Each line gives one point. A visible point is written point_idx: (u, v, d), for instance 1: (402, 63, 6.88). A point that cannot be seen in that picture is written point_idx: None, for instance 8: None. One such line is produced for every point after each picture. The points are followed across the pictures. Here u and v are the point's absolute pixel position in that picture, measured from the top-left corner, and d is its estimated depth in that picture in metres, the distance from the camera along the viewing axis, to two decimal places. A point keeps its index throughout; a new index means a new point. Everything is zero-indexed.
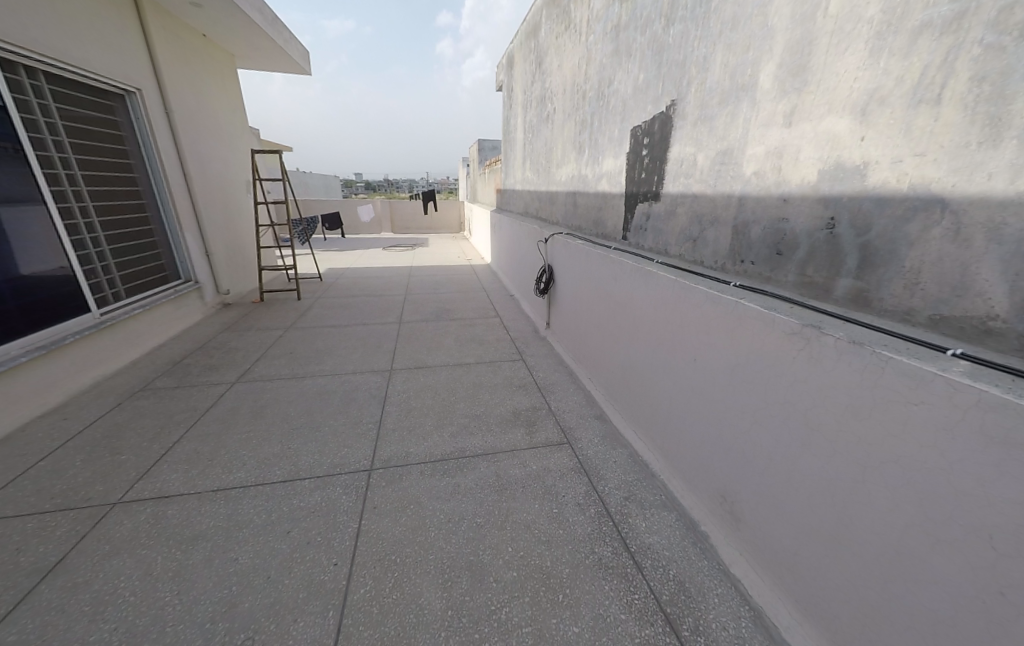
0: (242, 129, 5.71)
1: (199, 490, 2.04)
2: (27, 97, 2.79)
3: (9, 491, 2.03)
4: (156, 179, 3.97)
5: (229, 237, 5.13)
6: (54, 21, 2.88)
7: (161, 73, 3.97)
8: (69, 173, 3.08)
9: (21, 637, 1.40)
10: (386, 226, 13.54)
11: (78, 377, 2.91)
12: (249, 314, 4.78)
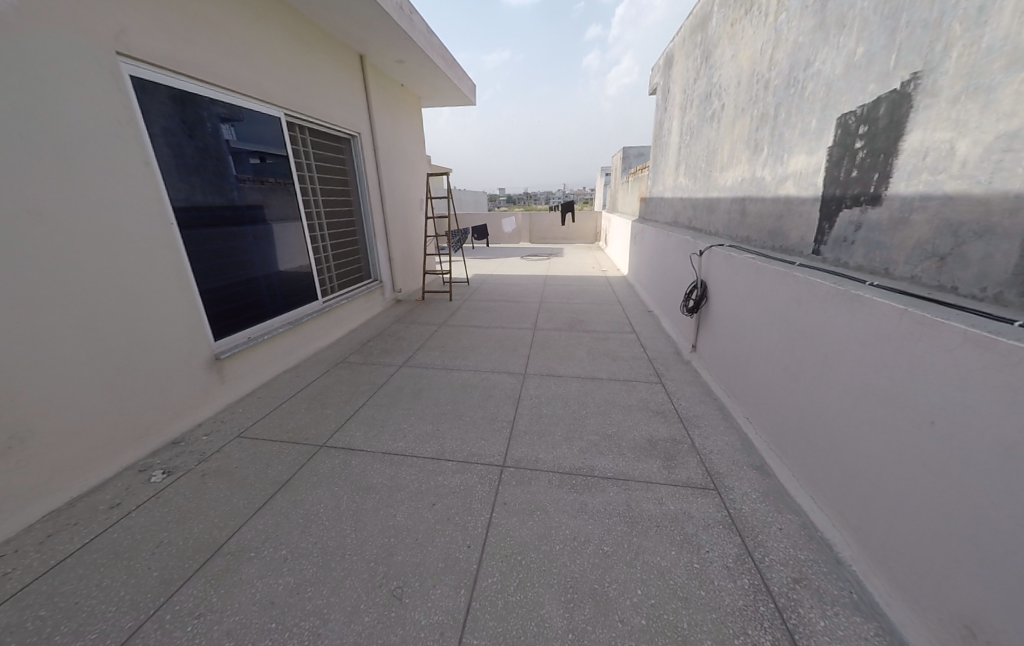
0: (422, 156, 6.82)
1: (372, 450, 2.47)
2: (299, 147, 3.85)
3: (265, 420, 2.81)
4: (362, 201, 5.02)
5: (404, 246, 6.16)
6: (315, 88, 3.92)
7: (373, 118, 5.02)
8: (317, 200, 4.15)
9: (263, 527, 1.90)
10: (525, 237, 14.30)
11: (305, 347, 3.88)
12: (414, 310, 5.63)
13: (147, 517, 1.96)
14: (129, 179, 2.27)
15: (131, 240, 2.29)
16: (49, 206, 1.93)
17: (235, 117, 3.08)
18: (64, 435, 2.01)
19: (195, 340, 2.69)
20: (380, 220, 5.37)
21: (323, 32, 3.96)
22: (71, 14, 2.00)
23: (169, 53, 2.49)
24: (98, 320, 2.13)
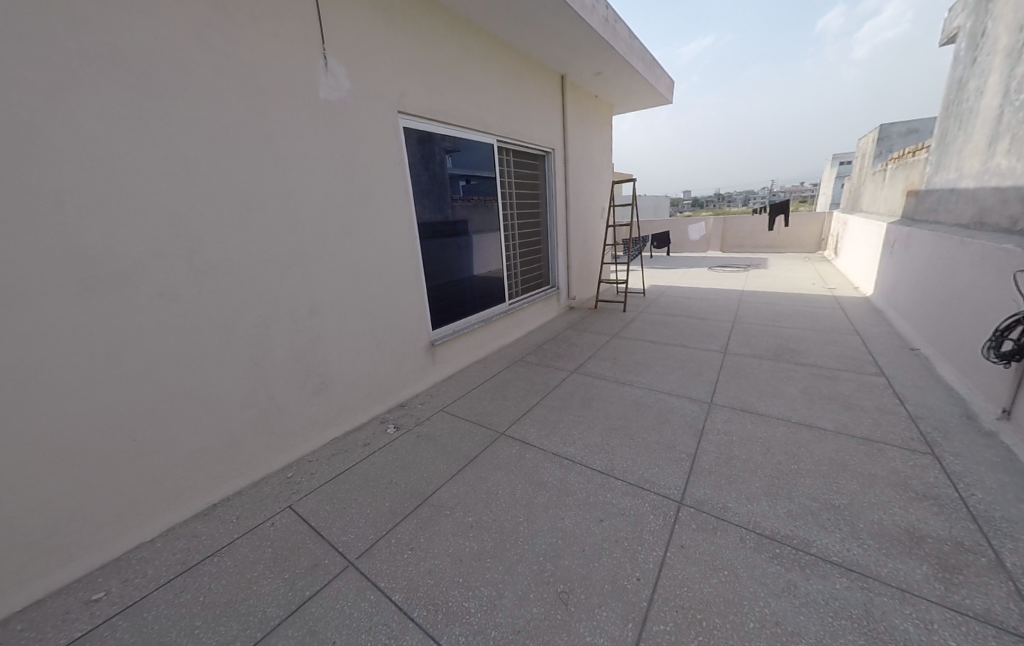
0: (609, 165, 6.88)
1: (544, 448, 2.62)
2: (505, 169, 4.40)
3: (462, 401, 3.34)
4: (550, 212, 5.38)
5: (583, 254, 6.31)
6: (522, 114, 4.43)
7: (567, 134, 5.32)
8: (514, 213, 4.69)
9: (456, 492, 2.26)
10: (714, 244, 12.52)
11: (493, 342, 4.43)
12: (588, 318, 5.72)
13: (384, 459, 2.60)
14: (399, 204, 3.07)
15: (394, 249, 3.08)
16: (356, 227, 2.77)
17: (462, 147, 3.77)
18: (345, 386, 2.85)
19: (420, 328, 3.42)
20: (564, 229, 5.65)
21: (531, 63, 4.46)
22: (380, 89, 2.83)
23: (428, 104, 3.23)
24: (371, 307, 2.96)
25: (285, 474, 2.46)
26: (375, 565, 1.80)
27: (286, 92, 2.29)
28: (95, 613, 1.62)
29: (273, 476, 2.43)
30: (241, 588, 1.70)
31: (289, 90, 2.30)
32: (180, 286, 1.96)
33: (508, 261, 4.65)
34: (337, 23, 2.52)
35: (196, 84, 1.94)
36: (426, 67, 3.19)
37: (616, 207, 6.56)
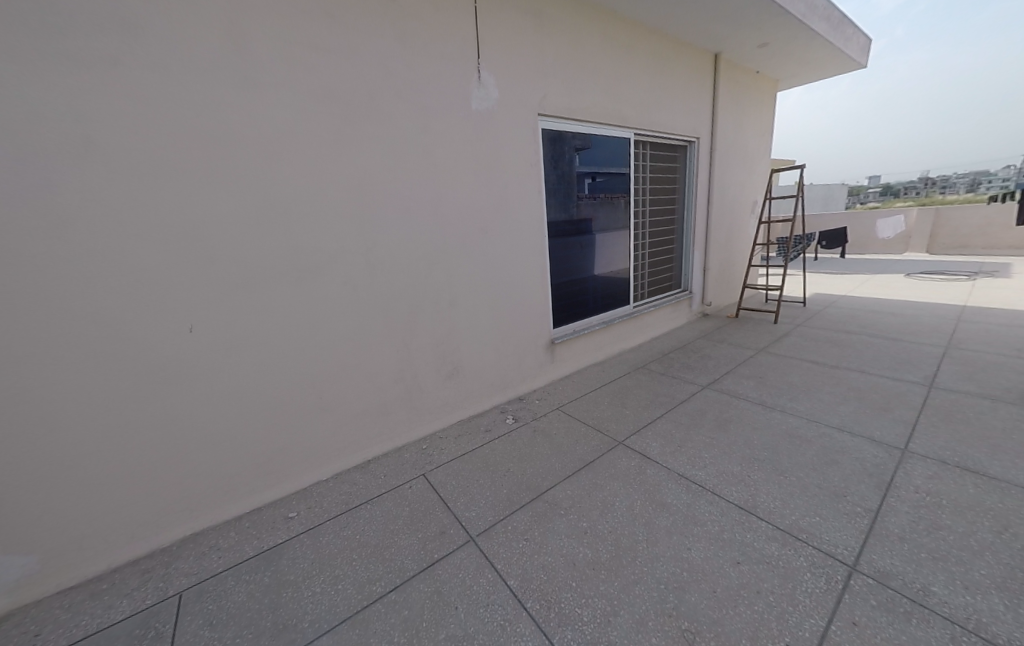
0: (766, 152, 5.92)
1: (668, 467, 2.40)
2: (640, 163, 4.15)
3: (578, 403, 3.29)
4: (687, 208, 4.88)
5: (725, 255, 5.57)
6: (665, 103, 4.12)
7: (716, 119, 4.75)
8: (647, 211, 4.42)
9: (570, 494, 2.23)
10: (917, 245, 9.69)
11: (614, 346, 4.26)
12: (727, 328, 5.05)
13: (503, 447, 2.73)
14: (532, 204, 3.17)
15: (524, 247, 3.20)
16: (493, 228, 2.97)
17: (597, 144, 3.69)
18: (473, 373, 3.09)
19: (542, 325, 3.50)
20: (703, 227, 5.07)
21: (679, 47, 4.11)
22: (524, 95, 2.96)
23: (567, 103, 3.25)
24: (500, 303, 3.13)
25: (420, 446, 2.79)
26: (492, 546, 1.90)
27: (445, 107, 2.57)
28: (290, 527, 2.08)
29: (411, 446, 2.79)
30: (386, 536, 1.99)
31: (447, 104, 2.58)
32: (358, 276, 2.37)
33: (637, 261, 4.41)
34: (491, 37, 2.72)
35: (380, 107, 2.30)
36: (568, 67, 3.21)
37: (772, 201, 5.62)
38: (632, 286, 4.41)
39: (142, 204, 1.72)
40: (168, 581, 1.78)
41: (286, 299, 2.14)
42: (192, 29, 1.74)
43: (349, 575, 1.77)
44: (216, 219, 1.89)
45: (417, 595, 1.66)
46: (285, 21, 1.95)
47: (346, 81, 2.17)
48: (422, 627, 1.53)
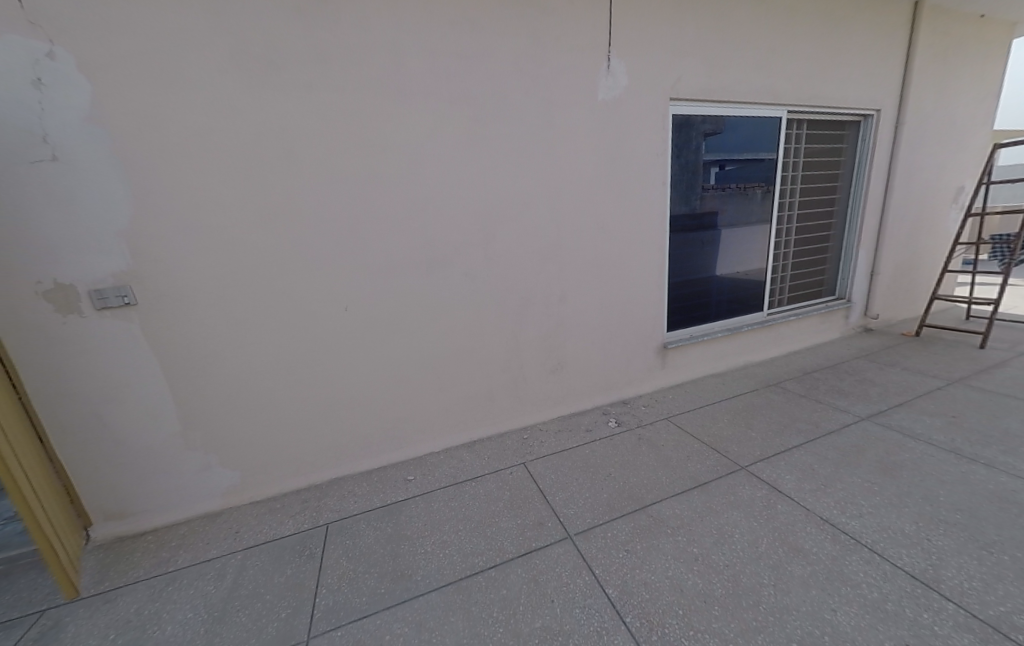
0: (987, 122, 4.49)
1: (806, 507, 2.03)
2: (792, 145, 3.52)
3: (692, 415, 2.99)
4: (854, 198, 3.98)
5: (906, 257, 4.41)
6: (835, 72, 3.41)
7: (908, 84, 3.76)
8: (798, 202, 3.75)
9: (678, 513, 2.05)
10: None
11: (740, 357, 3.74)
12: (901, 348, 4.01)
13: (605, 450, 2.64)
14: (656, 197, 2.95)
15: (642, 243, 3.00)
16: (610, 223, 2.85)
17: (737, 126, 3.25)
18: (577, 371, 3.04)
19: (656, 327, 3.26)
20: (876, 221, 4.08)
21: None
22: (657, 80, 2.76)
23: (706, 84, 2.93)
24: (612, 300, 3.01)
25: (522, 434, 2.86)
26: (589, 549, 1.86)
27: (572, 99, 2.54)
28: (408, 487, 2.35)
29: (512, 433, 2.88)
30: (488, 515, 2.10)
31: (575, 97, 2.55)
32: (478, 268, 2.52)
33: (778, 261, 3.79)
34: (626, 21, 2.58)
35: (510, 106, 2.39)
36: (712, 42, 2.87)
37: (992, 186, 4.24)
38: (768, 290, 3.80)
39: (320, 202, 2.09)
40: (318, 512, 2.17)
41: (417, 287, 2.39)
42: (362, 52, 2.03)
43: (455, 543, 1.92)
44: (370, 214, 2.20)
45: (515, 578, 1.72)
46: (434, 34, 2.15)
47: (481, 83, 2.30)
48: (518, 610, 1.57)
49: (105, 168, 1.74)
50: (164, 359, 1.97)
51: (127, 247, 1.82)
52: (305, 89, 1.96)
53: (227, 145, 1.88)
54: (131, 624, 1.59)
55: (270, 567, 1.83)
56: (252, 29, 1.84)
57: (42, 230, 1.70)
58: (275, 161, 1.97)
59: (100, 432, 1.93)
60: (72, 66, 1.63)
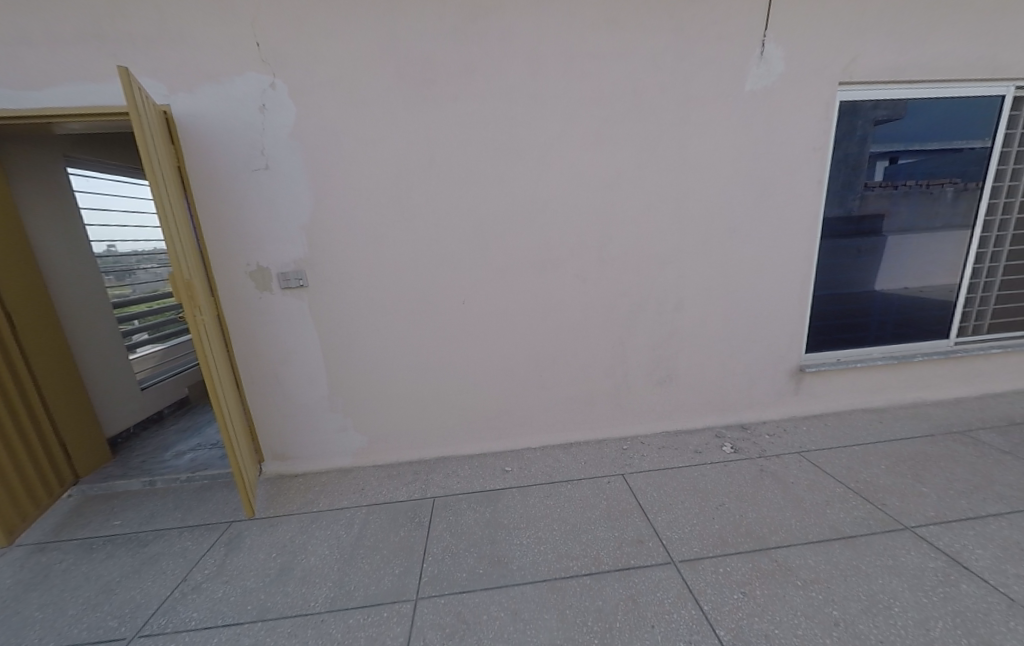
0: None
1: (1012, 597, 1.53)
2: (1017, 129, 2.66)
3: (834, 453, 2.47)
4: None
5: None
6: None
7: None
8: (1021, 201, 2.83)
9: (814, 564, 1.71)
10: None
11: (909, 391, 2.97)
12: None
13: (718, 476, 2.34)
14: (807, 194, 2.51)
15: (784, 247, 2.59)
16: (743, 224, 2.52)
17: (931, 107, 2.58)
18: (690, 385, 2.77)
19: (793, 345, 2.77)
20: None
21: None
22: (822, 62, 2.34)
23: (891, 61, 2.39)
24: (738, 310, 2.66)
25: (621, 445, 2.71)
26: (698, 581, 1.67)
27: (712, 91, 2.31)
28: (505, 478, 2.41)
29: (611, 442, 2.74)
30: (584, 520, 2.03)
31: (716, 87, 2.31)
32: (591, 269, 2.47)
33: (982, 275, 2.91)
34: None
35: (641, 102, 2.27)
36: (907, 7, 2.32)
37: None
38: (960, 312, 2.95)
39: (450, 203, 2.27)
40: (427, 485, 2.36)
41: (529, 286, 2.44)
42: (500, 63, 2.14)
43: (550, 542, 1.90)
44: (493, 214, 2.31)
45: (611, 591, 1.63)
46: (570, 37, 2.15)
47: (612, 82, 2.23)
48: (615, 627, 1.49)
49: (295, 176, 2.15)
50: (322, 335, 2.36)
51: (305, 239, 2.23)
52: (449, 101, 2.15)
53: (381, 156, 2.17)
54: (285, 548, 1.95)
55: (388, 525, 2.06)
56: (410, 54, 2.08)
57: (253, 224, 2.18)
58: (417, 166, 2.20)
59: (275, 387, 2.41)
60: (286, 93, 2.06)
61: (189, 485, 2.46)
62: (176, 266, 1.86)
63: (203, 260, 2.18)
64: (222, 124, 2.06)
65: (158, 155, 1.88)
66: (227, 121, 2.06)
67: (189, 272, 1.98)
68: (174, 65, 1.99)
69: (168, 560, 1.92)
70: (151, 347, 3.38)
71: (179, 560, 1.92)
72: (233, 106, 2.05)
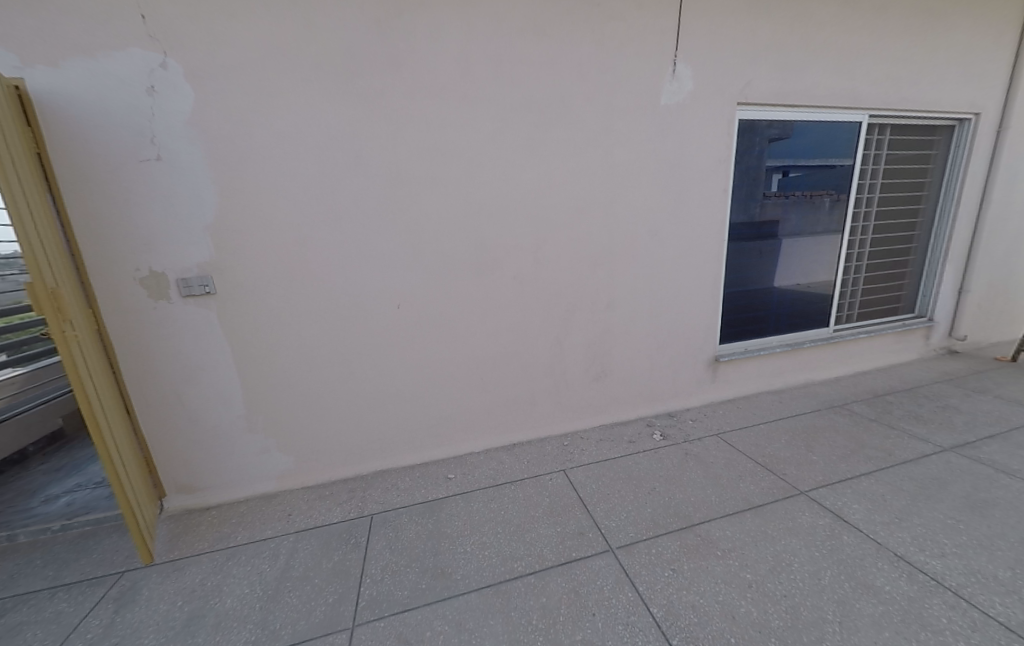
0: None
1: (880, 541, 1.83)
2: (870, 151, 3.20)
3: (744, 433, 2.78)
4: (943, 211, 3.57)
5: (1004, 276, 3.90)
6: (929, 71, 3.09)
7: (1017, 85, 3.34)
8: (875, 210, 3.41)
9: (730, 535, 1.90)
10: None
11: (801, 373, 3.43)
12: (993, 373, 3.54)
13: (649, 463, 2.51)
14: (715, 201, 2.80)
15: (697, 250, 2.85)
16: (663, 227, 2.73)
17: (809, 130, 3.01)
18: (622, 379, 2.94)
19: (708, 338, 3.07)
20: (969, 235, 3.63)
21: None
22: (724, 85, 2.63)
23: (777, 87, 2.74)
24: (661, 308, 2.88)
25: (561, 441, 2.80)
26: (633, 564, 1.77)
27: (632, 104, 2.48)
28: (448, 485, 2.37)
29: (552, 440, 2.82)
30: (527, 519, 2.06)
31: (636, 102, 2.48)
32: (527, 272, 2.52)
33: (850, 272, 3.46)
34: (695, 23, 2.48)
35: (569, 111, 2.37)
36: (788, 43, 2.69)
37: None
38: (836, 304, 3.47)
39: (380, 204, 2.17)
40: (363, 503, 2.24)
41: (466, 289, 2.42)
42: (429, 63, 2.10)
43: (494, 545, 1.90)
44: (425, 216, 2.26)
45: (554, 586, 1.67)
46: (499, 43, 2.18)
47: (541, 89, 2.30)
48: (559, 621, 1.53)
49: (195, 171, 1.92)
50: (236, 347, 2.13)
51: (211, 241, 1.99)
52: (375, 98, 2.06)
53: (300, 153, 2.02)
54: (195, 593, 1.73)
55: (319, 551, 1.91)
56: (330, 46, 1.96)
57: (142, 225, 1.90)
58: (342, 164, 2.08)
59: (179, 409, 2.12)
60: (181, 75, 1.83)
61: (64, 535, 2.07)
62: (35, 273, 1.55)
63: (76, 265, 1.85)
64: (96, 108, 1.77)
65: (5, 139, 1.56)
66: (103, 104, 1.77)
67: (55, 279, 1.67)
68: (27, 34, 1.66)
69: (36, 629, 1.60)
70: (8, 372, 2.83)
71: (51, 627, 1.61)
72: (112, 88, 1.77)
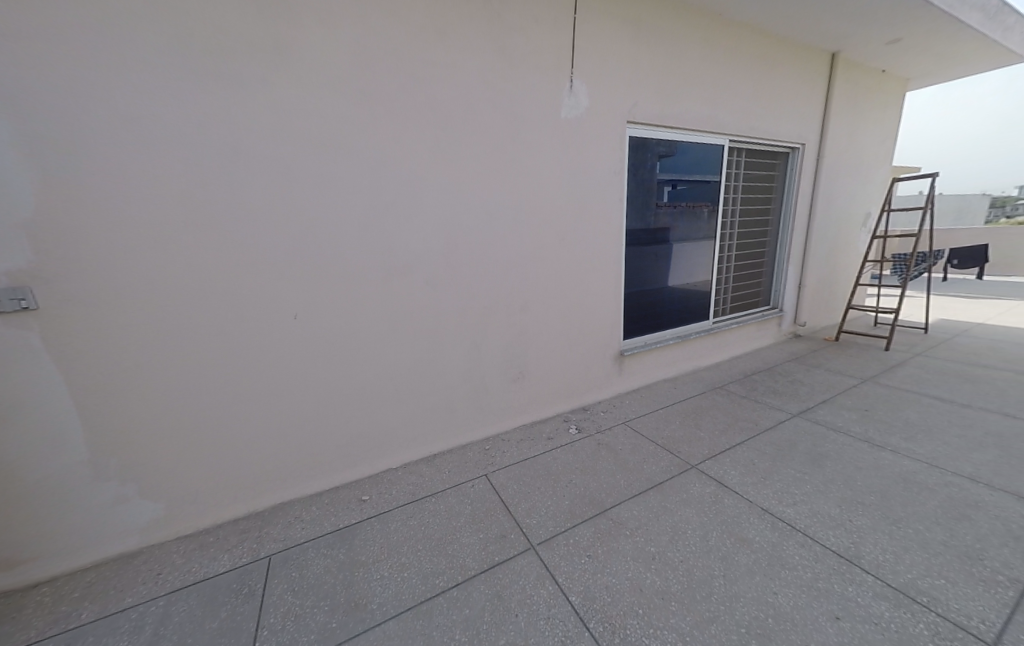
0: (888, 159, 5.18)
1: (750, 499, 2.17)
2: (731, 170, 3.80)
3: (646, 419, 3.08)
4: (784, 222, 4.38)
5: (826, 274, 4.92)
6: (768, 108, 3.77)
7: (826, 124, 4.25)
8: (737, 220, 4.06)
9: (636, 514, 2.09)
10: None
11: (689, 361, 3.92)
12: (823, 352, 4.44)
13: (566, 457, 2.64)
14: (612, 210, 3.06)
15: (598, 254, 3.09)
16: (568, 233, 2.90)
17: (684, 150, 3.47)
18: (538, 379, 3.04)
19: (613, 335, 3.34)
20: (802, 241, 4.51)
21: (788, 48, 3.77)
22: (614, 106, 2.89)
23: (657, 111, 3.11)
24: (569, 310, 3.05)
25: (483, 446, 2.80)
26: (553, 557, 1.84)
27: (535, 117, 2.59)
28: (362, 508, 2.21)
29: (473, 446, 2.80)
30: (449, 531, 2.02)
31: (538, 114, 2.60)
32: (440, 277, 2.47)
33: (721, 272, 4.06)
34: (587, 47, 2.69)
35: (474, 118, 2.39)
36: (664, 73, 3.07)
37: (890, 214, 4.88)
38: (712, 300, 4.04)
39: (268, 206, 1.95)
40: (260, 543, 1.98)
41: (374, 297, 2.29)
42: (321, 55, 1.95)
43: (415, 564, 1.83)
44: (323, 219, 2.08)
45: (477, 595, 1.66)
46: (399, 44, 2.11)
47: (446, 95, 2.28)
48: (482, 629, 1.53)
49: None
50: (74, 376, 1.73)
51: (29, 246, 1.59)
52: (257, 88, 1.85)
53: (159, 143, 1.72)
54: None
55: (201, 611, 1.64)
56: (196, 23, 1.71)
57: None
58: (217, 159, 1.82)
59: None
60: None
61: None
62: None
63: None
64: None
65: None
66: None
67: None
68: None
69: None
70: None
71: None
72: None
